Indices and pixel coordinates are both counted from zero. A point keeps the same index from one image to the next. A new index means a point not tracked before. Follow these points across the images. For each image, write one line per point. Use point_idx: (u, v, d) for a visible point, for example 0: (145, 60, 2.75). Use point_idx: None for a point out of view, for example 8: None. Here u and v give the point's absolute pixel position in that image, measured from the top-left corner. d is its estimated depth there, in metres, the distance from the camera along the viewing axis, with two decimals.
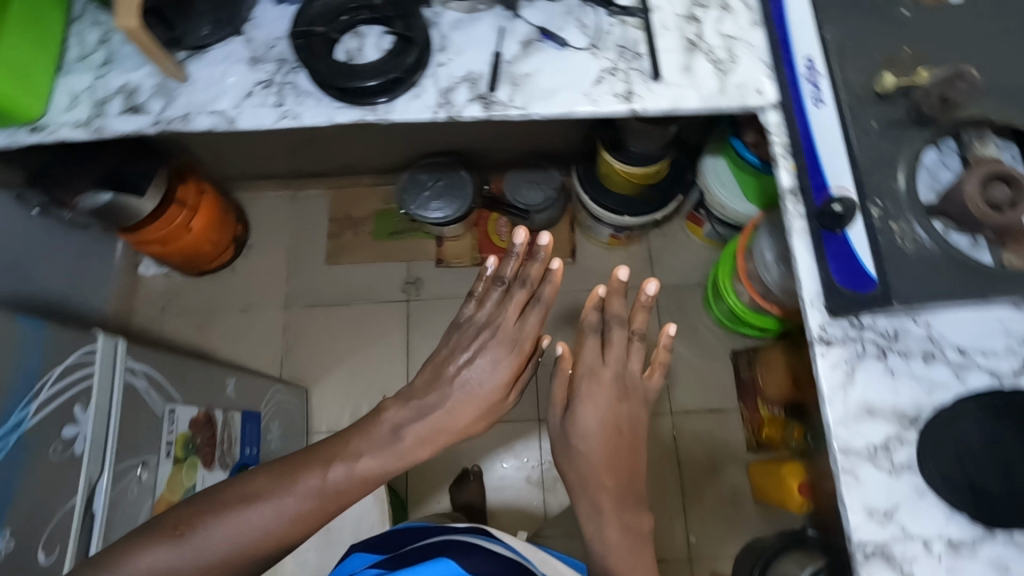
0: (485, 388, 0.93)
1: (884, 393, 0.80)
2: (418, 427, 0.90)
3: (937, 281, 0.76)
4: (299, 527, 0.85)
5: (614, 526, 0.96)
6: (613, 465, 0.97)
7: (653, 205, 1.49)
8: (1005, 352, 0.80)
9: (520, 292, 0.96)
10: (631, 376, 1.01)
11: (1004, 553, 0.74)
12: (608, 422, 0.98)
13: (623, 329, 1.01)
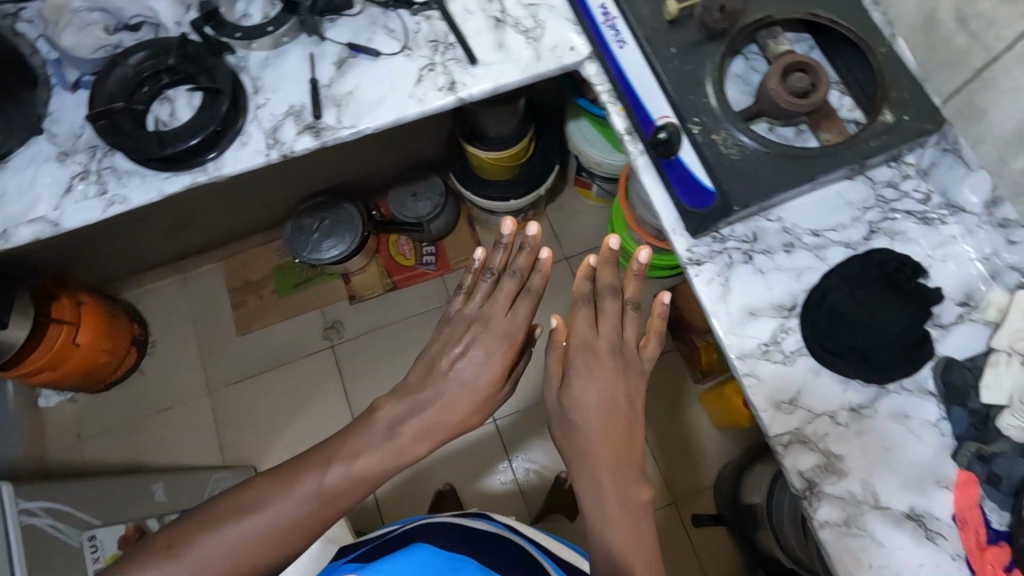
0: (467, 381, 0.89)
1: (760, 292, 0.84)
2: (416, 422, 0.86)
3: (767, 176, 0.79)
4: (300, 534, 0.79)
5: (617, 512, 0.84)
6: (614, 435, 0.88)
7: (534, 182, 1.50)
8: (852, 222, 0.85)
9: (510, 282, 0.93)
10: (631, 354, 0.93)
11: (900, 402, 0.78)
12: (607, 391, 0.89)
13: (616, 300, 0.94)
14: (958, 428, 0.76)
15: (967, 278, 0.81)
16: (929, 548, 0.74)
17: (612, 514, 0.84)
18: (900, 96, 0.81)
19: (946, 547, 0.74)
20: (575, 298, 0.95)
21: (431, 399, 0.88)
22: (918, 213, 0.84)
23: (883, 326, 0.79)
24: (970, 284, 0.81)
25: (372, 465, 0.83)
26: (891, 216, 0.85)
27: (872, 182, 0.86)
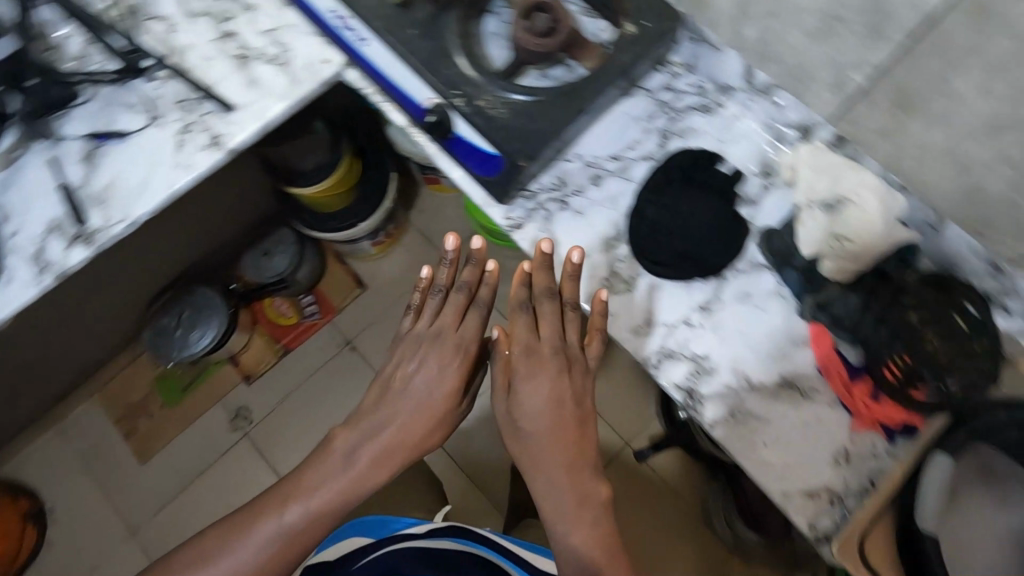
0: (419, 399, 0.85)
1: (585, 231, 0.84)
2: (371, 448, 0.83)
3: (543, 124, 0.80)
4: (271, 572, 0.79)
5: (579, 523, 0.77)
6: (561, 439, 0.78)
7: (376, 199, 1.46)
8: (645, 135, 0.87)
9: (459, 297, 0.87)
10: (577, 356, 0.82)
11: (739, 285, 0.82)
12: (553, 396, 0.79)
13: (555, 302, 0.81)
14: (795, 289, 0.80)
15: (757, 149, 0.86)
16: (806, 405, 0.78)
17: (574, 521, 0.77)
18: (636, 4, 0.83)
19: (819, 398, 0.78)
20: (512, 299, 0.83)
21: (384, 425, 0.84)
22: (699, 106, 0.88)
23: (698, 223, 0.82)
24: (761, 154, 0.86)
25: (330, 496, 0.81)
26: (676, 116, 0.88)
27: (650, 92, 0.89)
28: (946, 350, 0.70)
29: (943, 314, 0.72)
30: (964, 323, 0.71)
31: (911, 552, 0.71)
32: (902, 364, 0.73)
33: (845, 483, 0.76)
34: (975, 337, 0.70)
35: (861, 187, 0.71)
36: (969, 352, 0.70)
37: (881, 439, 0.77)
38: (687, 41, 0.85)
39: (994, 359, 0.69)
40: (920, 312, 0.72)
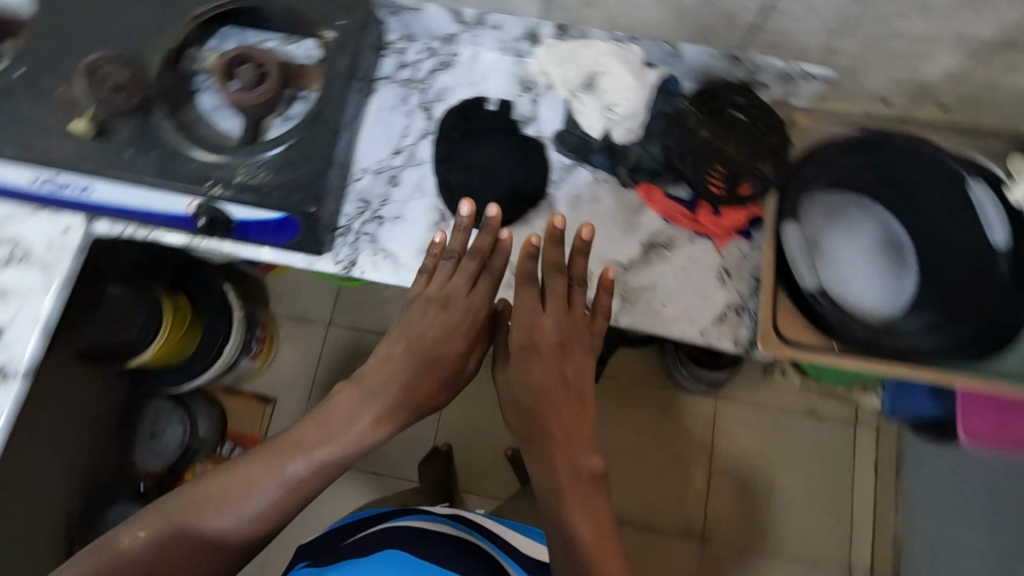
0: (427, 355, 0.76)
1: (413, 230, 0.84)
2: (376, 405, 0.75)
3: (312, 163, 0.76)
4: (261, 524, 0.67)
5: (576, 500, 0.70)
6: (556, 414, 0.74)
7: (224, 317, 1.35)
8: (410, 117, 0.88)
9: (469, 263, 0.77)
10: (579, 334, 0.78)
11: (566, 192, 0.85)
12: (554, 372, 0.75)
13: (563, 276, 0.78)
14: (609, 167, 0.85)
15: (511, 74, 0.89)
16: (675, 253, 0.84)
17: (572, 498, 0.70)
18: (320, 11, 0.80)
19: (679, 240, 0.84)
20: (521, 271, 0.78)
21: (387, 384, 0.76)
22: (439, 65, 0.89)
23: (499, 166, 0.84)
24: (515, 76, 0.88)
25: (334, 438, 0.72)
26: (426, 84, 0.89)
27: (391, 79, 0.89)
28: (744, 142, 0.81)
29: (724, 114, 0.82)
30: (742, 114, 0.82)
31: (809, 311, 0.79)
32: (721, 177, 0.81)
33: (739, 292, 0.83)
34: (755, 121, 0.82)
35: (602, 58, 0.79)
36: (757, 132, 0.82)
37: (743, 243, 0.85)
38: (390, 16, 0.86)
39: (775, 129, 0.82)
40: (708, 125, 0.81)
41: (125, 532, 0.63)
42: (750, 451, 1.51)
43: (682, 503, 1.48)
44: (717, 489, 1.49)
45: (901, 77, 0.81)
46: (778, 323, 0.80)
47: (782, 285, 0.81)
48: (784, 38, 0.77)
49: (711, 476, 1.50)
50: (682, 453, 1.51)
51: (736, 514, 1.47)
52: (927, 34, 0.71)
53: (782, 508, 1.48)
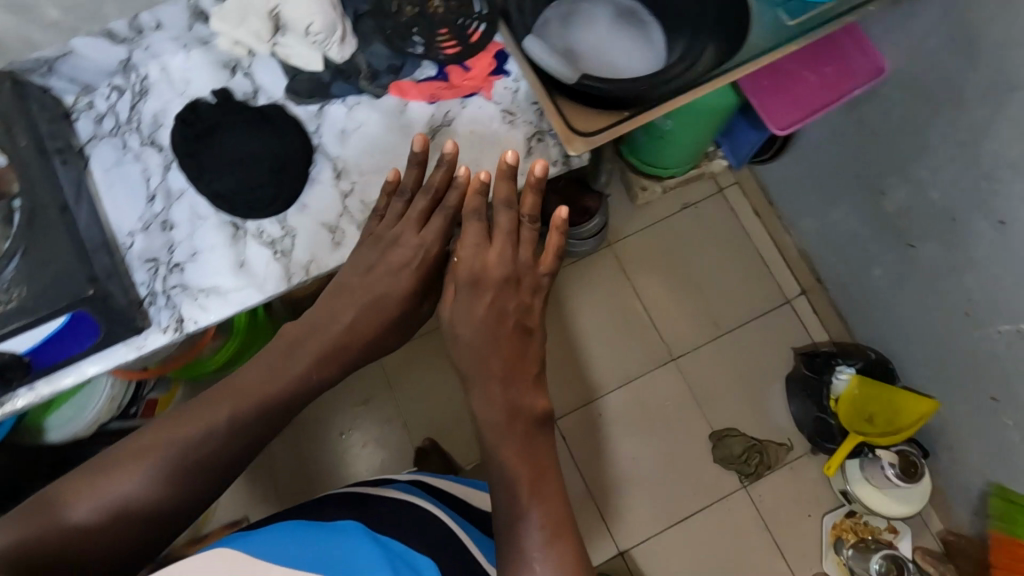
0: (383, 284, 0.75)
1: (216, 255, 0.79)
2: (326, 337, 0.71)
3: (60, 250, 0.67)
4: (199, 474, 0.62)
5: (517, 447, 0.64)
6: (491, 347, 0.68)
7: None
8: (142, 160, 0.81)
9: (424, 202, 0.77)
10: (527, 271, 0.74)
11: (331, 134, 0.83)
12: (489, 307, 0.70)
13: (512, 211, 0.76)
14: (353, 90, 0.83)
15: (209, 64, 0.83)
16: (458, 125, 0.85)
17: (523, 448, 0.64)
18: None
19: (453, 113, 0.85)
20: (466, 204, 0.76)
21: (327, 326, 0.72)
22: (135, 97, 0.82)
23: (253, 147, 0.80)
24: (214, 62, 0.83)
25: (272, 382, 0.68)
26: (136, 121, 0.82)
27: (97, 138, 0.81)
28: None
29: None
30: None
31: (590, 99, 0.84)
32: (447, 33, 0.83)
33: (530, 122, 0.86)
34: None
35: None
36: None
37: (507, 79, 0.87)
38: (50, 77, 0.77)
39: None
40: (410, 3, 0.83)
41: (61, 493, 0.60)
42: (668, 263, 1.63)
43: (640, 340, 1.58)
44: (656, 309, 1.60)
45: None
46: (574, 125, 0.84)
47: (555, 92, 0.84)
48: None
49: (647, 302, 1.60)
50: (613, 300, 1.60)
51: (682, 318, 1.60)
52: None
53: (710, 290, 1.62)
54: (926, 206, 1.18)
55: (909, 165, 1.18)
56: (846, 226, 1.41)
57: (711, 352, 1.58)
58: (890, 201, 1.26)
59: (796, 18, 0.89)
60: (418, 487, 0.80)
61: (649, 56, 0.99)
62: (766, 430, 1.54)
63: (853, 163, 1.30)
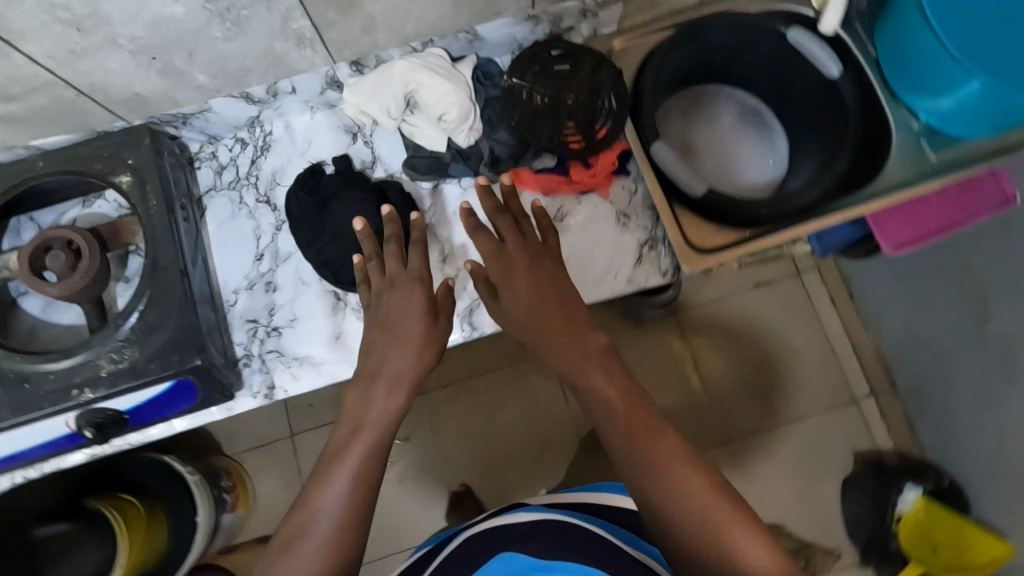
0: (411, 334, 0.68)
1: (314, 324, 0.79)
2: (382, 368, 0.68)
3: (174, 316, 0.67)
4: (344, 550, 0.57)
5: (607, 384, 0.64)
6: (561, 324, 0.69)
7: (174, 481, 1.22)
8: (255, 217, 0.81)
9: (396, 244, 0.72)
10: (543, 248, 0.73)
11: (441, 215, 0.82)
12: (539, 290, 0.70)
13: (507, 213, 0.74)
14: (470, 173, 0.82)
15: (332, 128, 0.83)
16: (568, 218, 0.83)
17: (627, 438, 0.60)
18: (101, 160, 0.70)
19: (567, 208, 0.83)
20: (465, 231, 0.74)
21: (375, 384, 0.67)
22: (257, 152, 0.83)
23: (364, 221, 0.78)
24: (337, 126, 0.84)
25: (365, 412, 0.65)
26: (254, 177, 0.82)
27: (215, 190, 0.82)
28: (578, 86, 0.81)
29: (549, 72, 0.81)
30: (563, 62, 0.82)
31: (709, 214, 0.81)
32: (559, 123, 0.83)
33: (644, 227, 0.83)
34: (576, 60, 0.82)
35: (402, 77, 0.74)
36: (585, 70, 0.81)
37: (625, 178, 0.84)
38: (182, 128, 0.78)
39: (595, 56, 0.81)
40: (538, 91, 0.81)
41: None
42: (745, 335, 1.56)
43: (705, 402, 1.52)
44: (720, 384, 1.54)
45: None
46: (690, 238, 0.81)
47: (674, 198, 0.81)
48: None
49: (703, 374, 1.55)
50: (670, 363, 1.57)
51: (743, 399, 1.53)
52: None
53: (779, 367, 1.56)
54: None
55: (1019, 291, 1.10)
56: (937, 339, 1.33)
57: (767, 442, 1.51)
58: (993, 327, 1.17)
59: (937, 153, 0.84)
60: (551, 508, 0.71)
61: (762, 166, 0.98)
62: (816, 532, 1.46)
63: (955, 281, 1.24)
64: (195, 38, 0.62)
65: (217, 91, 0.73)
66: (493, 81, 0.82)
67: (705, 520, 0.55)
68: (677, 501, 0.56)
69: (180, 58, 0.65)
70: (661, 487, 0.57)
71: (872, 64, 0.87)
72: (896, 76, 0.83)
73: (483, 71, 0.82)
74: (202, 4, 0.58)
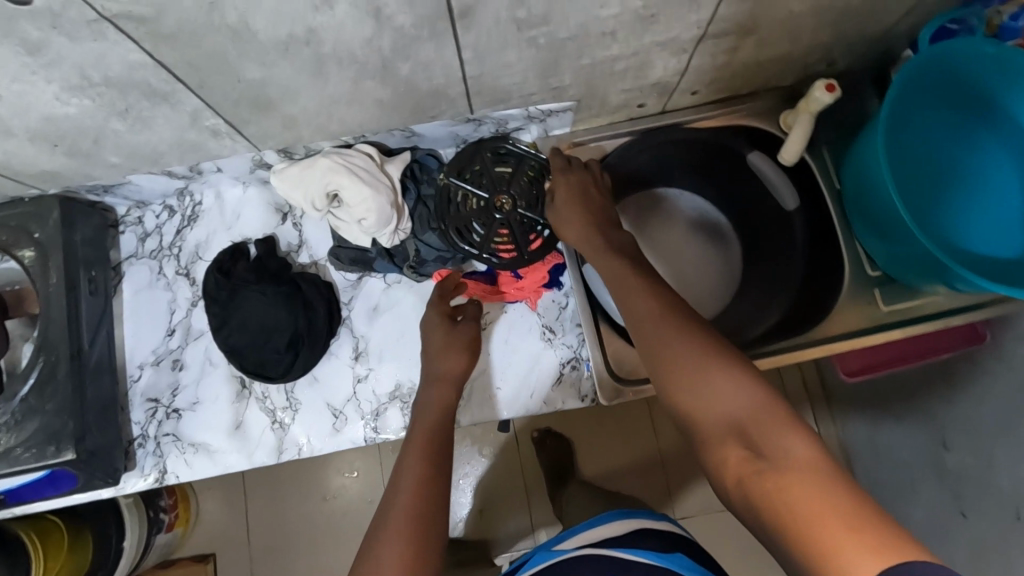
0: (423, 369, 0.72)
1: (215, 410, 0.76)
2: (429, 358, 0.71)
3: (57, 403, 0.66)
4: (426, 510, 0.55)
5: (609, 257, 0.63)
6: (580, 210, 0.68)
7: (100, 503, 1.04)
8: (172, 289, 0.79)
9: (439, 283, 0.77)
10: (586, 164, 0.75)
11: (359, 309, 0.79)
12: (572, 188, 0.71)
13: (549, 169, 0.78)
14: (394, 270, 0.79)
15: (262, 205, 0.80)
16: (491, 328, 0.80)
17: (623, 285, 0.59)
18: (7, 230, 0.68)
19: (492, 316, 0.80)
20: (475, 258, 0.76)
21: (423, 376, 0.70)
22: (184, 222, 0.80)
23: (263, 317, 0.74)
24: (267, 204, 0.81)
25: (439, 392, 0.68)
26: (176, 248, 0.80)
27: (136, 257, 0.80)
28: (518, 194, 0.78)
29: (490, 174, 0.78)
30: (504, 164, 0.78)
31: None
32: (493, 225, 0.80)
33: (569, 345, 0.79)
34: (519, 164, 0.78)
35: (330, 174, 0.71)
36: (527, 178, 0.78)
37: (555, 293, 0.81)
38: (105, 195, 0.76)
39: (540, 162, 0.78)
40: (474, 194, 0.77)
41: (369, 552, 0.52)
42: None
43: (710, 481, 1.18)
44: None
45: (645, 84, 0.75)
46: (612, 365, 0.76)
47: (601, 315, 0.77)
48: (509, 95, 0.70)
49: None
50: None
51: None
52: (633, 51, 0.65)
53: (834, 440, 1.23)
54: (993, 491, 0.89)
55: (988, 439, 0.90)
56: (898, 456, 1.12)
57: None
58: (953, 456, 0.98)
59: (885, 296, 0.79)
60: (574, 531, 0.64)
61: (713, 279, 0.92)
62: None
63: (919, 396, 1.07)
64: (97, 131, 0.60)
65: (135, 168, 0.71)
66: (431, 177, 0.79)
67: (686, 367, 0.50)
68: (660, 350, 0.52)
69: (86, 145, 0.63)
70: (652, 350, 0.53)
71: (834, 198, 0.82)
72: (852, 213, 0.79)
73: (421, 164, 0.79)
74: (95, 106, 0.56)
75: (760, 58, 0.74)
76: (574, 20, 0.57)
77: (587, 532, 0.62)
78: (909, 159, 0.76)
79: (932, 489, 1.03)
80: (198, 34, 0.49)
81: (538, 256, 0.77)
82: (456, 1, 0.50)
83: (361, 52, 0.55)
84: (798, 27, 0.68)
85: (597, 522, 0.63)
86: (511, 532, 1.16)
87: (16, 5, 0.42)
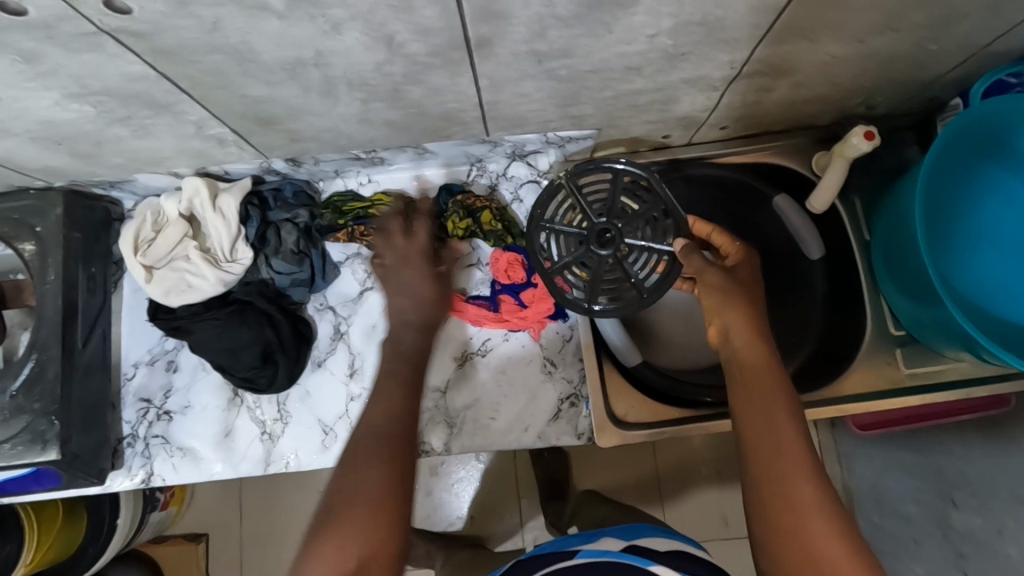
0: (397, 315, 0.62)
1: (206, 417, 0.76)
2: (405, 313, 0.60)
3: (45, 403, 0.66)
4: (392, 505, 0.45)
5: (752, 361, 0.52)
6: (731, 305, 0.55)
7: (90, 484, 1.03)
8: None
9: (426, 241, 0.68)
10: (748, 258, 0.60)
11: (359, 322, 0.78)
12: (735, 280, 0.57)
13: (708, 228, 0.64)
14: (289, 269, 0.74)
15: None
16: (490, 355, 0.78)
17: (765, 408, 0.50)
18: (7, 222, 0.68)
19: (493, 342, 0.78)
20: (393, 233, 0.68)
21: (408, 321, 0.59)
22: None
23: (220, 339, 0.71)
24: None
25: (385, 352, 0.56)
26: None
27: None
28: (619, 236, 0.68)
29: (612, 204, 0.69)
30: (634, 201, 0.69)
31: (647, 387, 0.75)
32: (345, 235, 0.77)
33: (569, 380, 0.77)
34: (649, 209, 0.68)
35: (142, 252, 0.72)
36: (649, 226, 0.68)
37: (560, 324, 0.78)
38: (112, 189, 0.75)
39: (673, 218, 0.67)
40: (584, 215, 0.69)
41: (322, 535, 0.43)
42: None
43: (709, 509, 1.14)
44: None
45: (670, 118, 0.71)
46: (613, 406, 0.74)
47: (604, 352, 0.76)
48: (527, 121, 0.67)
49: None
50: None
51: None
52: (660, 87, 0.62)
53: (850, 470, 1.15)
54: (997, 560, 0.82)
55: (1000, 505, 0.83)
56: (898, 505, 1.03)
57: None
58: (958, 517, 0.90)
59: (909, 361, 0.75)
60: (626, 534, 0.59)
61: None
62: None
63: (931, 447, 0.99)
64: (99, 134, 0.59)
65: (139, 168, 0.69)
66: (285, 203, 0.76)
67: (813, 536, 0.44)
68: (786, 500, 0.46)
69: (89, 146, 0.62)
70: (775, 498, 0.46)
71: (862, 249, 0.79)
72: (880, 268, 0.75)
73: (280, 190, 0.76)
74: (97, 112, 0.54)
75: (795, 99, 0.69)
76: (598, 55, 0.54)
77: (638, 538, 0.57)
78: (947, 216, 0.71)
79: (924, 548, 0.96)
80: (200, 51, 0.47)
81: (598, 311, 0.68)
82: (472, 32, 0.47)
83: (372, 75, 0.52)
84: (840, 73, 0.64)
85: (633, 532, 0.59)
86: (501, 533, 1.14)
87: (10, 15, 0.40)
